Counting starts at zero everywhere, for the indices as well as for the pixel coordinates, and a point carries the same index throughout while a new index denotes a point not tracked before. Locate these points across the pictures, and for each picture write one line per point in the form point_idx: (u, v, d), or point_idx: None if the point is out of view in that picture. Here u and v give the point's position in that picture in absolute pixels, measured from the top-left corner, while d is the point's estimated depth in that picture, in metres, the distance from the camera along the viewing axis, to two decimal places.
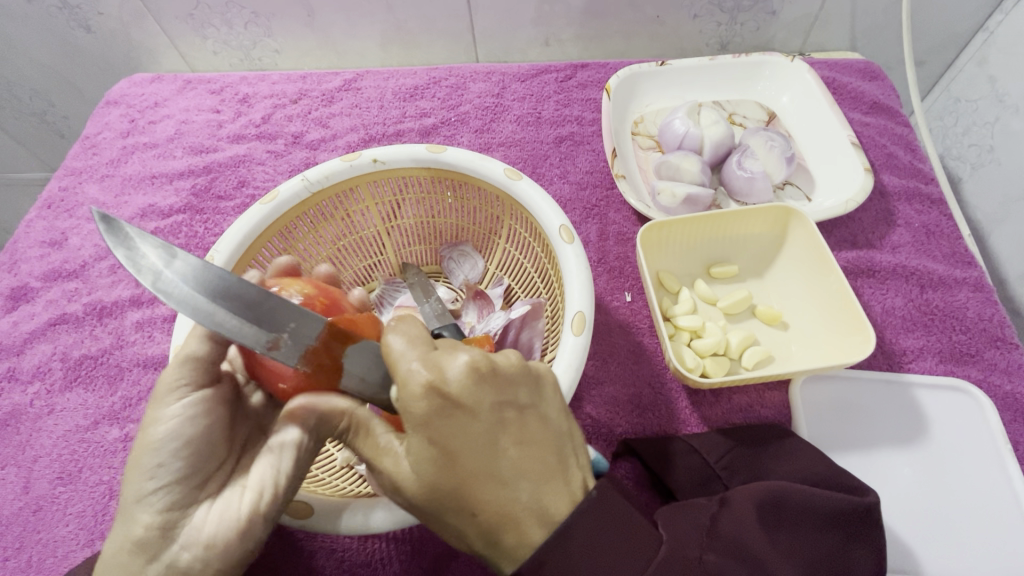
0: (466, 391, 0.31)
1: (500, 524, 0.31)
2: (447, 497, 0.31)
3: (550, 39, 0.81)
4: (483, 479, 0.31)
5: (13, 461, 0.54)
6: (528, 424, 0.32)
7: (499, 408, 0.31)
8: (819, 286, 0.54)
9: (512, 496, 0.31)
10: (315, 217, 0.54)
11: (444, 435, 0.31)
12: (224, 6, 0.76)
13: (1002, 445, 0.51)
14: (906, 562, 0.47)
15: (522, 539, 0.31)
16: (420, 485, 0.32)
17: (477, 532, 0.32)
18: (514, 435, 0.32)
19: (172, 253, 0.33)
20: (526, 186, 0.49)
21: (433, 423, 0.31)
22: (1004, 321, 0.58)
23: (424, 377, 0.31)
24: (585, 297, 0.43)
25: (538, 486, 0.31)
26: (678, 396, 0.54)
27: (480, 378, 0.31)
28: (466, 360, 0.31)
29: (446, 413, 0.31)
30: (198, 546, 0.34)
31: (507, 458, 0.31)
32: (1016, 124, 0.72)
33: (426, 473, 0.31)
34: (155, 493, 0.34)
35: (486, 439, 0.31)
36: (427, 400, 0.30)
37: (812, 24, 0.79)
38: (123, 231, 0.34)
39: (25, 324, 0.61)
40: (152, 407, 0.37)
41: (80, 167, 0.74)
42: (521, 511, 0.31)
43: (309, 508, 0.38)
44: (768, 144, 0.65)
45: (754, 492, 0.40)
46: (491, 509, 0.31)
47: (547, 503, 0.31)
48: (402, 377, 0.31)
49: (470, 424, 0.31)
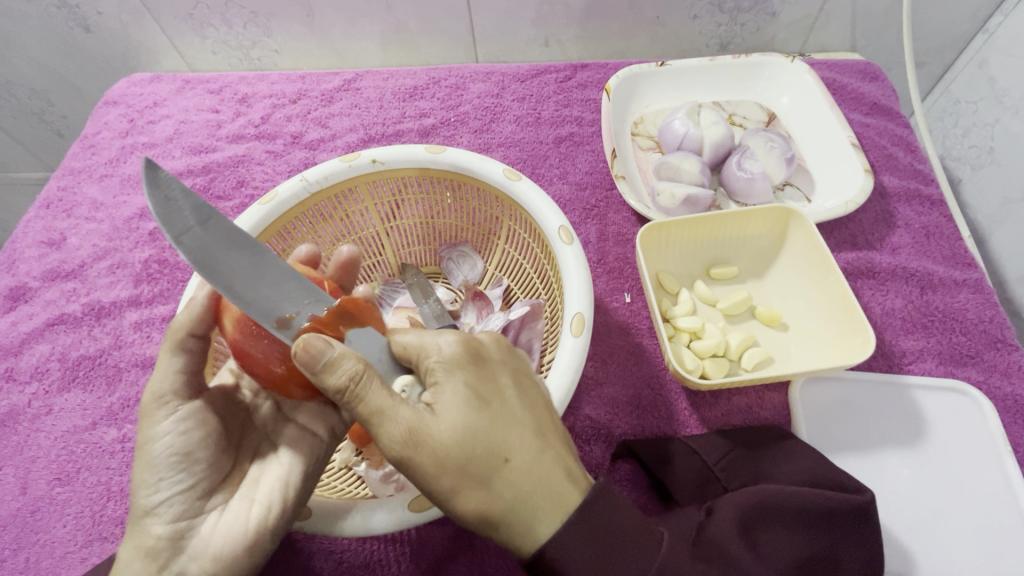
0: (493, 350, 0.35)
1: (531, 473, 0.31)
2: (480, 442, 0.31)
3: (550, 40, 0.81)
4: (515, 425, 0.32)
5: (10, 461, 0.53)
6: (541, 395, 0.35)
7: (517, 372, 0.35)
8: (819, 287, 0.54)
9: (540, 443, 0.32)
10: (314, 217, 0.54)
11: (478, 382, 0.32)
12: (223, 6, 0.76)
13: (1002, 447, 0.50)
14: (904, 563, 0.47)
15: (552, 487, 0.31)
16: (451, 429, 0.31)
17: (507, 483, 0.31)
18: (535, 397, 0.34)
19: (209, 216, 0.33)
20: (525, 187, 0.49)
21: (469, 371, 0.33)
22: (1004, 323, 0.58)
23: (457, 333, 0.34)
24: (584, 297, 0.43)
25: (557, 444, 0.33)
26: (677, 398, 0.54)
27: (504, 350, 0.35)
28: (491, 337, 0.35)
29: (480, 366, 0.33)
30: (207, 556, 0.35)
31: (531, 413, 0.33)
32: (1016, 125, 0.72)
33: (461, 417, 0.31)
34: (160, 505, 0.35)
35: (513, 391, 0.33)
36: (462, 351, 0.33)
37: (812, 24, 0.79)
38: (166, 181, 0.32)
39: (24, 324, 0.61)
40: (143, 424, 0.37)
41: (79, 167, 0.74)
42: (548, 460, 0.32)
43: (309, 512, 0.38)
44: (767, 145, 0.65)
45: (741, 497, 0.41)
46: (523, 452, 0.31)
47: (566, 459, 0.33)
48: (434, 343, 0.33)
49: (496, 376, 0.33)
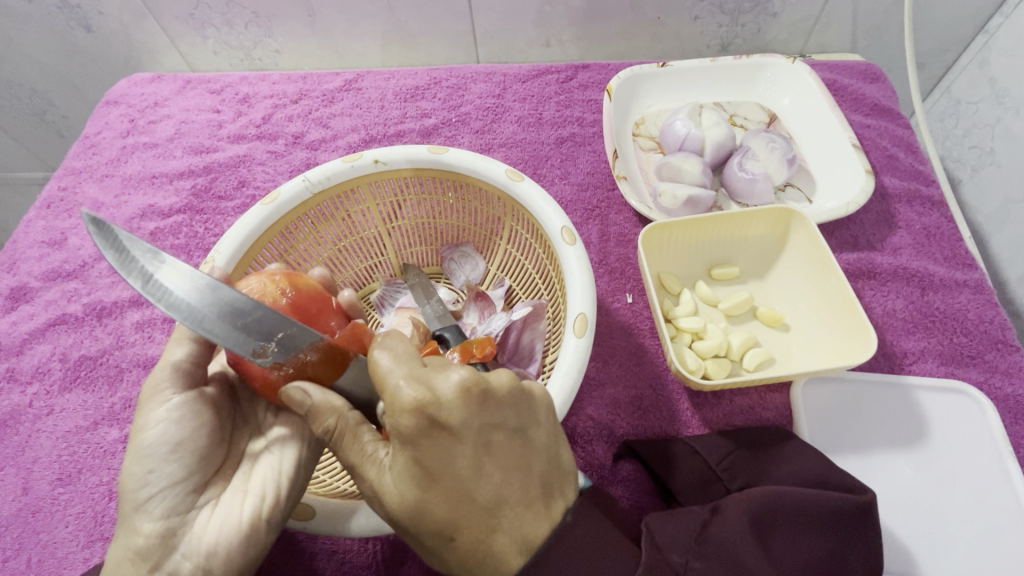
0: (456, 415, 0.30)
1: (478, 553, 0.31)
2: (428, 518, 0.31)
3: (551, 40, 0.81)
4: (464, 503, 0.31)
5: (12, 461, 0.53)
6: (515, 449, 0.32)
7: (487, 433, 0.31)
8: (820, 288, 0.54)
9: (490, 523, 0.31)
10: (316, 218, 0.54)
11: (429, 457, 0.31)
12: (224, 6, 0.76)
13: (1004, 447, 0.51)
14: (904, 563, 0.48)
15: (504, 568, 0.31)
16: (401, 502, 0.32)
17: (453, 556, 0.32)
18: (501, 458, 0.32)
19: (160, 257, 0.31)
20: (528, 187, 0.49)
21: (421, 445, 0.31)
22: (1005, 324, 0.58)
23: (414, 395, 0.30)
24: (587, 298, 0.43)
25: (519, 515, 0.31)
26: (679, 399, 0.54)
27: (471, 401, 0.30)
28: (458, 379, 0.31)
29: (431, 436, 0.30)
30: (199, 554, 0.35)
31: (491, 484, 0.31)
32: (1016, 126, 0.72)
33: (407, 493, 0.31)
34: (152, 500, 0.36)
35: (471, 462, 0.31)
36: (415, 420, 0.30)
37: (813, 25, 0.79)
38: (112, 233, 0.32)
39: (25, 324, 0.61)
40: (138, 414, 0.37)
41: (80, 167, 0.74)
42: (500, 540, 0.31)
43: (312, 509, 0.39)
44: (768, 145, 0.65)
45: (746, 498, 0.40)
46: (471, 534, 0.31)
47: (528, 531, 0.31)
48: (389, 397, 0.31)
49: (455, 448, 0.31)
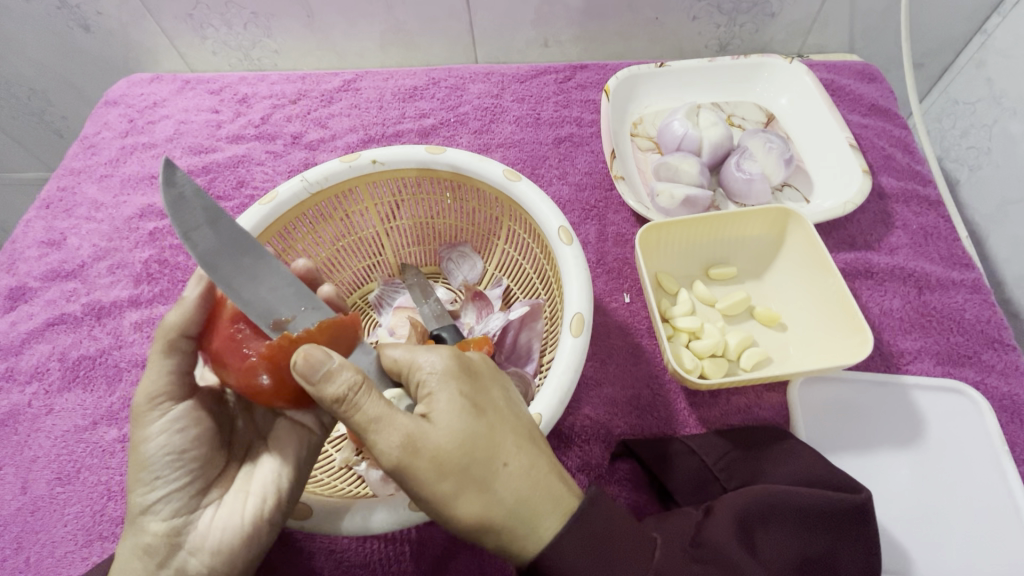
0: (483, 365, 0.35)
1: (532, 479, 0.31)
2: (484, 449, 0.31)
3: (549, 40, 0.81)
4: (512, 435, 0.32)
5: (10, 460, 0.54)
6: (527, 408, 0.36)
7: (509, 386, 0.35)
8: (818, 287, 0.54)
9: (536, 454, 0.32)
10: (314, 218, 0.54)
11: (476, 391, 0.32)
12: (223, 6, 0.77)
13: (999, 446, 0.51)
14: (901, 562, 0.48)
15: (556, 496, 0.32)
16: (454, 436, 0.30)
17: (510, 489, 0.31)
18: (525, 410, 0.35)
19: (220, 219, 0.34)
20: (525, 187, 0.49)
21: (466, 380, 0.32)
22: (1001, 323, 0.58)
23: (449, 348, 0.34)
24: (584, 298, 0.43)
25: (551, 452, 0.34)
26: (676, 398, 0.54)
27: (493, 366, 0.35)
28: (478, 356, 0.36)
29: (472, 380, 0.33)
30: (204, 553, 0.36)
31: (525, 422, 0.34)
32: (1013, 126, 0.72)
33: (459, 424, 0.31)
34: (158, 503, 0.36)
35: (506, 401, 0.34)
36: (457, 363, 0.33)
37: (811, 25, 0.79)
38: (179, 178, 0.32)
39: (24, 324, 0.61)
40: (136, 425, 0.37)
41: (79, 167, 0.74)
42: (547, 468, 0.32)
43: (308, 509, 0.38)
44: (766, 145, 0.65)
45: (738, 500, 0.41)
46: (525, 458, 0.32)
47: (561, 467, 0.34)
48: (425, 352, 0.33)
49: (492, 388, 0.33)
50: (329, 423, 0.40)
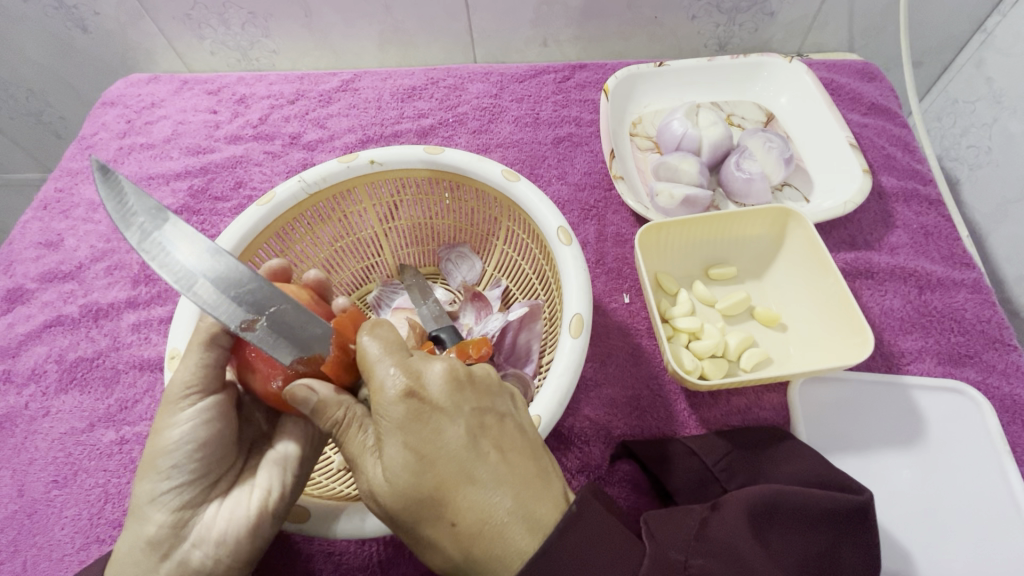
0: (442, 394, 0.32)
1: (482, 533, 0.30)
2: (426, 504, 0.31)
3: (548, 40, 0.81)
4: (461, 485, 0.31)
5: (7, 463, 0.53)
6: (504, 430, 0.33)
7: (475, 415, 0.33)
8: (818, 288, 0.54)
9: (493, 502, 0.30)
10: (312, 218, 0.54)
11: (423, 439, 0.31)
12: (221, 6, 0.76)
13: (1001, 447, 0.51)
14: (902, 563, 0.47)
15: (512, 549, 0.30)
16: (398, 491, 0.31)
17: (457, 543, 0.31)
18: (493, 441, 0.32)
19: (159, 215, 0.34)
20: (524, 187, 0.49)
21: (412, 428, 0.31)
22: (1002, 323, 0.58)
23: (401, 380, 0.32)
24: (583, 298, 0.43)
25: (521, 493, 0.31)
26: (676, 400, 0.54)
27: (455, 385, 0.33)
28: (443, 367, 0.33)
29: (420, 420, 0.31)
30: (210, 545, 0.35)
31: (487, 462, 0.31)
32: (1014, 125, 0.72)
33: (404, 480, 0.31)
34: (169, 492, 0.36)
35: (462, 441, 0.31)
36: (405, 405, 0.31)
37: (811, 24, 0.79)
38: (121, 189, 0.35)
39: (21, 326, 0.61)
40: (162, 412, 0.36)
41: (77, 168, 0.74)
42: (504, 518, 0.30)
43: (306, 513, 0.38)
44: (766, 145, 0.65)
45: (744, 496, 0.40)
46: (474, 513, 0.30)
47: (532, 508, 0.31)
48: (379, 382, 0.32)
49: (446, 428, 0.31)
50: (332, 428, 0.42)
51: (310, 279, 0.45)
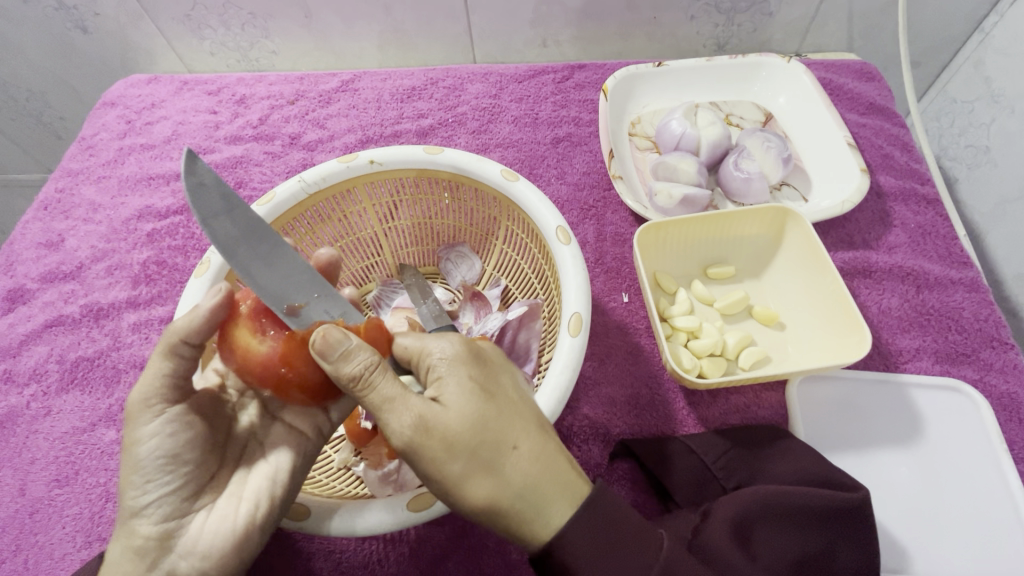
0: (493, 354, 0.35)
1: (541, 460, 0.31)
2: (489, 429, 0.31)
3: (548, 41, 0.81)
4: (523, 418, 0.32)
5: (9, 462, 0.54)
6: (538, 395, 0.36)
7: (517, 375, 0.35)
8: (816, 287, 0.54)
9: (544, 438, 0.32)
10: (313, 218, 0.54)
11: (485, 376, 0.33)
12: (221, 7, 0.76)
13: (998, 445, 0.51)
14: (900, 561, 0.48)
15: (567, 476, 0.32)
16: (461, 415, 0.31)
17: (516, 470, 0.31)
18: (534, 397, 0.35)
19: (233, 208, 0.35)
20: (523, 187, 0.49)
21: (474, 366, 0.33)
22: (999, 322, 0.58)
23: (458, 335, 0.34)
24: (582, 298, 0.43)
25: (562, 439, 0.34)
26: (676, 398, 0.54)
27: (499, 355, 0.36)
28: (487, 346, 0.36)
29: (481, 362, 0.33)
30: (196, 556, 0.35)
31: (535, 410, 0.34)
32: (1011, 125, 0.72)
33: (468, 406, 0.31)
34: (149, 505, 0.36)
35: (516, 387, 0.34)
36: (467, 348, 0.34)
37: (809, 25, 0.79)
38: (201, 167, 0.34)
39: (22, 326, 0.61)
40: (129, 425, 0.37)
41: (77, 168, 0.74)
42: (557, 452, 0.32)
43: (306, 510, 0.38)
44: (765, 145, 0.65)
45: (736, 500, 0.41)
46: (532, 443, 0.32)
47: (572, 454, 0.34)
48: (433, 339, 0.34)
49: (501, 375, 0.34)
50: (326, 430, 0.42)
51: (320, 258, 0.45)
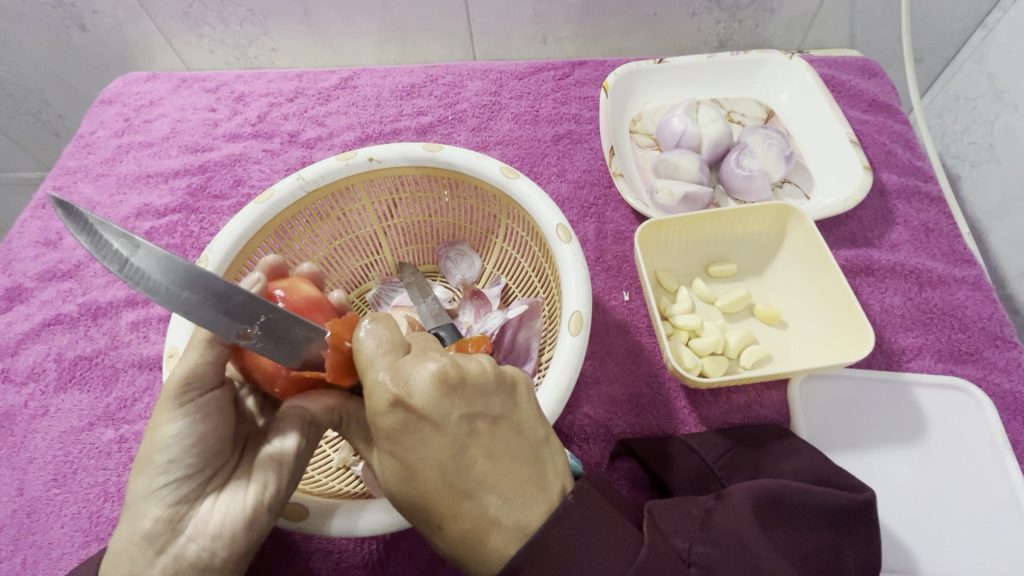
0: (430, 404, 0.31)
1: (469, 538, 0.31)
2: (419, 505, 0.32)
3: (548, 37, 0.81)
4: (449, 494, 0.31)
5: (7, 461, 0.53)
6: (498, 434, 0.32)
7: (467, 420, 0.31)
8: (819, 285, 0.54)
9: (477, 511, 0.30)
10: (311, 216, 0.54)
11: (411, 448, 0.31)
12: (220, 4, 0.76)
13: (1001, 442, 0.50)
14: (903, 561, 0.47)
15: (496, 555, 0.30)
16: (394, 491, 0.33)
17: (449, 542, 0.32)
18: (484, 446, 0.31)
19: (133, 242, 0.28)
20: (523, 185, 0.49)
21: (400, 436, 0.31)
22: (1003, 320, 0.58)
23: (388, 388, 0.31)
24: (582, 296, 0.43)
25: (507, 499, 0.31)
26: (677, 397, 0.54)
27: (444, 391, 0.31)
28: (431, 372, 0.31)
29: (410, 428, 0.31)
30: (206, 537, 0.34)
31: (476, 472, 0.31)
32: (1016, 122, 0.71)
33: (398, 484, 0.33)
34: (164, 488, 0.35)
35: (452, 450, 0.31)
36: (392, 412, 0.31)
37: (811, 21, 0.79)
38: (86, 220, 0.29)
39: (20, 324, 0.61)
40: (160, 407, 0.36)
41: (75, 166, 0.73)
42: (490, 529, 0.30)
43: (304, 510, 0.38)
44: (766, 142, 0.64)
45: (749, 492, 0.40)
46: (461, 522, 0.31)
47: (521, 517, 0.30)
48: (369, 388, 0.32)
49: (434, 440, 0.31)
50: None
51: (304, 272, 0.46)
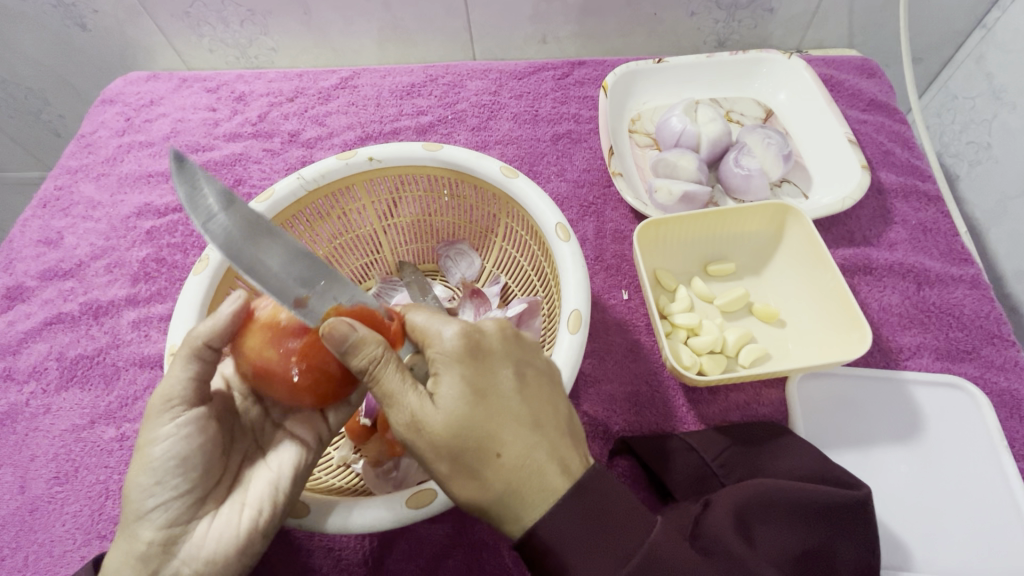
0: (498, 343, 0.34)
1: (523, 469, 0.31)
2: (473, 436, 0.31)
3: (547, 37, 0.81)
4: (511, 421, 0.32)
5: (9, 459, 0.54)
6: (546, 384, 0.35)
7: (523, 365, 0.34)
8: (817, 284, 0.54)
9: (535, 440, 0.32)
10: (312, 215, 0.54)
11: (480, 377, 0.32)
12: (220, 4, 0.76)
13: (998, 441, 0.51)
14: (902, 558, 0.48)
15: (546, 484, 0.32)
16: (446, 423, 0.31)
17: (497, 477, 0.31)
18: (538, 388, 0.34)
19: (231, 203, 0.32)
20: (523, 183, 0.49)
21: (469, 364, 0.32)
22: (1001, 319, 0.58)
23: (457, 327, 0.33)
24: (581, 294, 0.43)
25: (556, 440, 0.33)
26: (675, 395, 0.54)
27: (507, 339, 0.34)
28: (495, 324, 0.35)
29: (477, 360, 0.33)
30: (198, 561, 0.35)
31: (534, 406, 0.33)
32: (1014, 121, 0.72)
33: (455, 414, 0.31)
34: (154, 510, 0.36)
35: (515, 383, 0.33)
36: (462, 343, 0.33)
37: (809, 21, 0.79)
38: (192, 172, 0.32)
39: (21, 323, 0.61)
40: (145, 425, 0.37)
41: (76, 166, 0.74)
42: (544, 461, 0.32)
43: (305, 507, 0.38)
44: (765, 142, 0.65)
45: (736, 496, 0.40)
46: (519, 450, 0.31)
47: (567, 457, 0.33)
48: (436, 331, 0.33)
49: (500, 371, 0.33)
50: (327, 436, 0.42)
51: None
